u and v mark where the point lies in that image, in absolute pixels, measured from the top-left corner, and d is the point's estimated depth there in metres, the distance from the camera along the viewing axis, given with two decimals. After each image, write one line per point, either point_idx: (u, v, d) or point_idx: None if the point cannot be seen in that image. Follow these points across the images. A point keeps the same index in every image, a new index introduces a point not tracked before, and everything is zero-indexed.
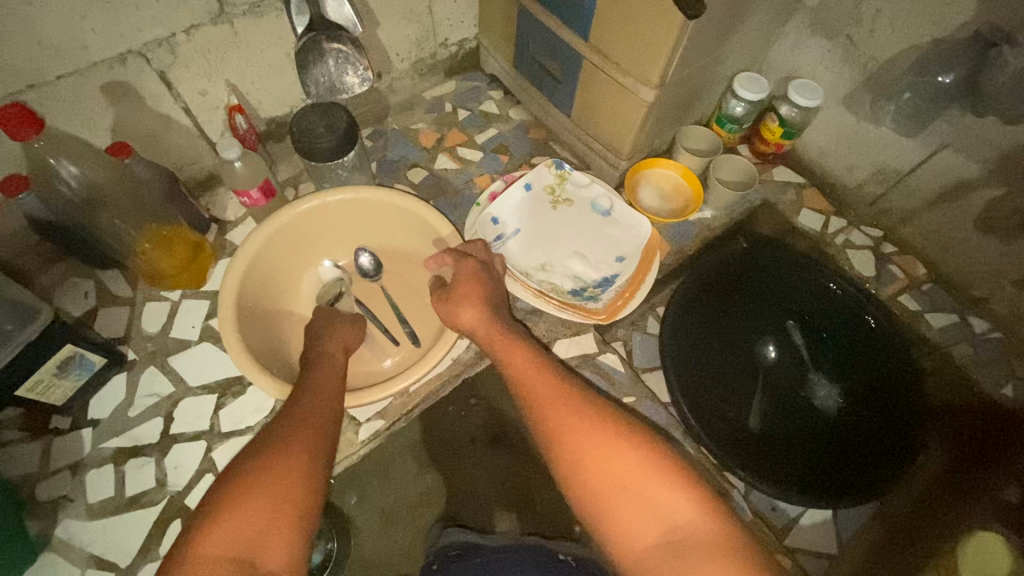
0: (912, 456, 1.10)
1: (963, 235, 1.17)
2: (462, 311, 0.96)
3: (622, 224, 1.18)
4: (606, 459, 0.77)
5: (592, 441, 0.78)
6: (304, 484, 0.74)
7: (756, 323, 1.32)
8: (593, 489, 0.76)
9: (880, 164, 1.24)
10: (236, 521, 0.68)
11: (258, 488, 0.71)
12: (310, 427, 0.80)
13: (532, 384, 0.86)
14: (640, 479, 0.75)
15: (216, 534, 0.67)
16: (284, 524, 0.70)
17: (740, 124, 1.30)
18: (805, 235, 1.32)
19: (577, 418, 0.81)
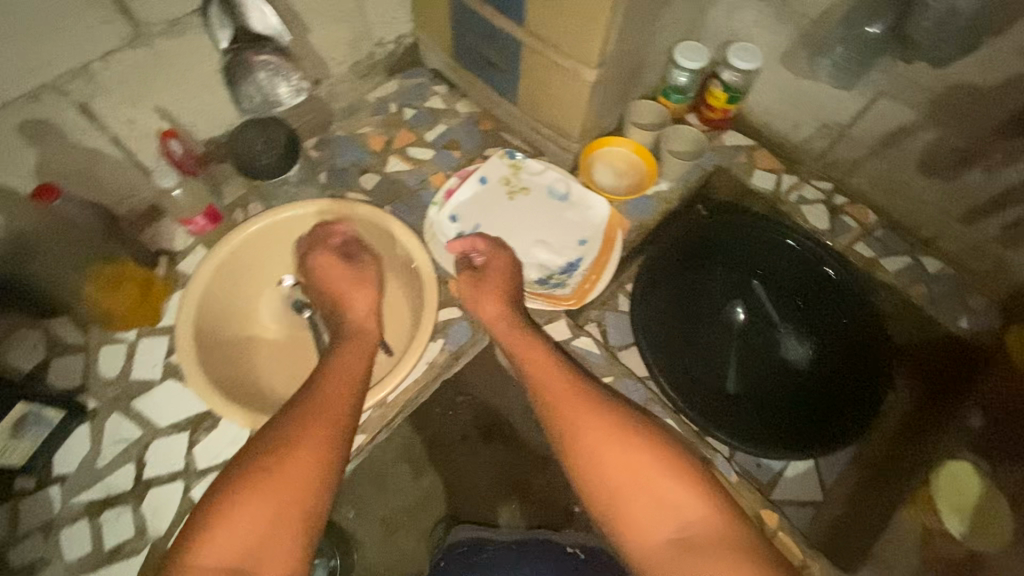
0: (878, 397, 1.16)
1: (908, 179, 1.21)
2: (483, 302, 0.98)
3: (581, 205, 1.18)
4: (619, 454, 0.75)
5: (605, 435, 0.77)
6: (307, 485, 0.73)
7: (720, 286, 1.32)
8: (606, 487, 0.75)
9: (825, 119, 1.26)
10: (234, 532, 0.68)
11: (258, 495, 0.70)
12: (326, 417, 0.79)
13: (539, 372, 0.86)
14: (656, 475, 0.74)
15: (215, 544, 0.68)
16: (283, 538, 0.69)
17: (686, 93, 1.30)
18: (761, 196, 1.34)
19: (588, 416, 0.79)
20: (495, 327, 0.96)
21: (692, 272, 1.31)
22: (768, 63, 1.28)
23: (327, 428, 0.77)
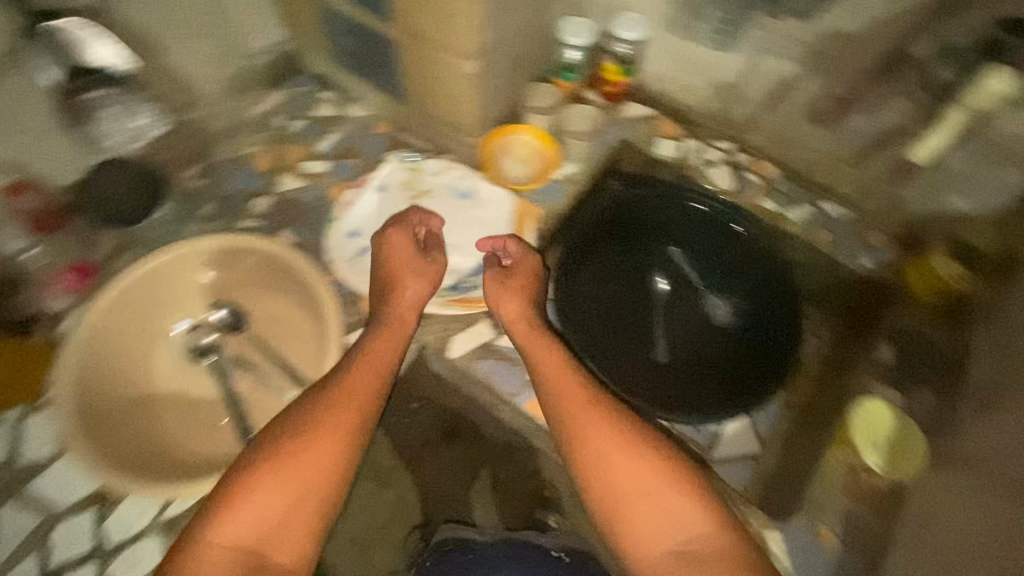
0: (795, 343, 1.19)
1: (798, 129, 1.23)
2: (506, 300, 1.02)
3: (488, 200, 1.17)
4: (625, 465, 0.84)
5: (614, 446, 0.85)
6: (323, 478, 0.82)
7: (640, 259, 1.33)
8: (609, 486, 0.83)
9: (716, 80, 1.27)
10: (257, 507, 0.78)
11: (278, 484, 0.80)
12: (343, 412, 0.85)
13: (545, 369, 0.94)
14: (658, 483, 0.83)
15: (233, 523, 0.77)
16: (296, 526, 0.79)
17: (578, 70, 1.30)
18: (667, 164, 1.34)
19: (604, 437, 0.85)
20: (514, 326, 1.00)
21: (608, 250, 1.30)
22: (653, 31, 1.28)
23: (342, 423, 0.85)
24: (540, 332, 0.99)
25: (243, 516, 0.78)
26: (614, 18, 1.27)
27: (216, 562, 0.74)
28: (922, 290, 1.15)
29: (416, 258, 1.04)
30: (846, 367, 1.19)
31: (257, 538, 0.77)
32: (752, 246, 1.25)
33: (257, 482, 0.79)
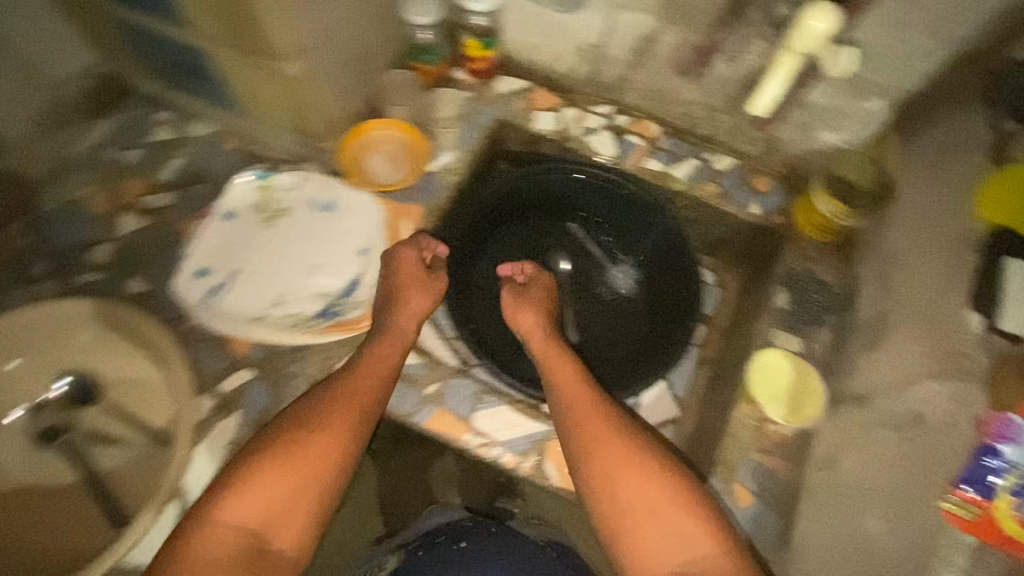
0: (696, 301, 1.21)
1: (670, 83, 1.18)
2: (524, 315, 1.04)
3: (354, 212, 1.07)
4: (631, 483, 0.82)
5: (622, 461, 0.83)
6: (320, 476, 0.80)
7: (539, 239, 1.30)
8: (616, 499, 0.82)
9: (580, 43, 1.20)
10: (257, 496, 0.77)
11: (281, 468, 0.78)
12: (350, 399, 0.86)
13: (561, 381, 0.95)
14: (663, 504, 0.80)
15: (235, 502, 0.76)
16: (299, 512, 0.78)
17: (437, 50, 1.21)
18: (549, 138, 1.28)
19: (619, 451, 0.85)
20: (533, 342, 1.02)
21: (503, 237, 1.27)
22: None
23: (348, 412, 0.85)
24: (559, 348, 1.00)
25: (243, 504, 0.76)
26: None
27: (220, 541, 0.74)
28: (809, 229, 1.14)
29: (421, 272, 1.00)
30: (745, 316, 1.22)
31: (256, 527, 0.76)
32: (643, 210, 1.24)
33: (256, 472, 0.78)
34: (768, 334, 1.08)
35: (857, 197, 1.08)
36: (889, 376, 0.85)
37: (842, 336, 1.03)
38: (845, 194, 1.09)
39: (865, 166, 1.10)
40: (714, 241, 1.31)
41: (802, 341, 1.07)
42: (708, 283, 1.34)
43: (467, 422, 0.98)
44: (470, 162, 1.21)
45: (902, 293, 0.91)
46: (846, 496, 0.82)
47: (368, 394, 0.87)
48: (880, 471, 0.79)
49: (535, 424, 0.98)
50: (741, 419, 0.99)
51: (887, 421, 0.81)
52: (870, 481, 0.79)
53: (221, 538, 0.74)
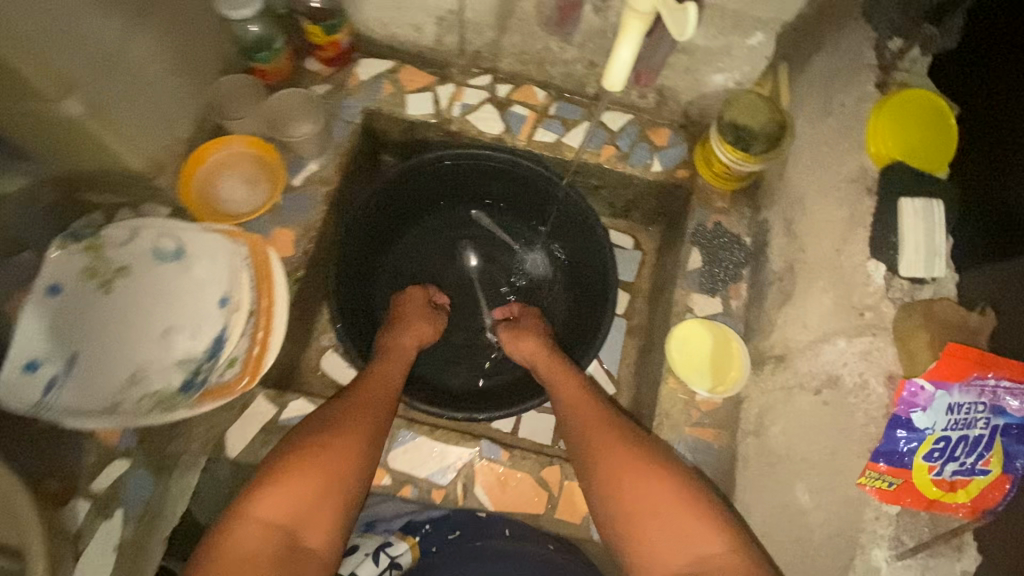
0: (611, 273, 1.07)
1: (543, 44, 1.06)
2: (522, 338, 1.03)
3: (206, 257, 0.90)
4: (640, 485, 0.77)
5: (627, 464, 0.79)
6: (347, 473, 0.75)
7: (439, 243, 1.23)
8: (623, 501, 0.77)
9: (436, 11, 1.05)
10: (287, 490, 0.71)
11: (304, 469, 0.73)
12: (365, 413, 0.82)
13: (564, 391, 0.93)
14: (670, 506, 0.75)
15: (264, 499, 0.71)
16: (327, 509, 0.73)
17: (271, 46, 1.02)
18: (426, 124, 1.14)
19: (622, 450, 0.81)
20: (534, 360, 1.00)
21: (399, 251, 1.21)
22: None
23: (369, 423, 0.81)
24: (561, 361, 0.98)
25: (273, 500, 0.71)
26: None
27: (251, 537, 0.68)
28: (712, 179, 1.09)
29: (421, 311, 1.06)
30: (665, 279, 1.16)
31: (284, 526, 0.70)
32: (537, 183, 1.12)
33: (286, 468, 0.73)
34: (685, 299, 1.03)
35: (755, 141, 0.99)
36: (804, 334, 0.82)
37: (758, 289, 1.00)
38: (739, 138, 1.00)
39: (761, 106, 1.00)
40: (624, 204, 1.25)
41: (721, 300, 1.03)
42: (628, 249, 1.29)
43: (383, 465, 0.89)
44: (341, 167, 1.07)
45: (809, 241, 0.87)
46: (778, 464, 0.80)
47: (383, 410, 0.84)
48: (804, 438, 0.76)
49: (459, 448, 0.91)
50: (670, 396, 0.96)
51: (808, 384, 0.77)
52: (797, 449, 0.77)
53: (249, 535, 0.69)
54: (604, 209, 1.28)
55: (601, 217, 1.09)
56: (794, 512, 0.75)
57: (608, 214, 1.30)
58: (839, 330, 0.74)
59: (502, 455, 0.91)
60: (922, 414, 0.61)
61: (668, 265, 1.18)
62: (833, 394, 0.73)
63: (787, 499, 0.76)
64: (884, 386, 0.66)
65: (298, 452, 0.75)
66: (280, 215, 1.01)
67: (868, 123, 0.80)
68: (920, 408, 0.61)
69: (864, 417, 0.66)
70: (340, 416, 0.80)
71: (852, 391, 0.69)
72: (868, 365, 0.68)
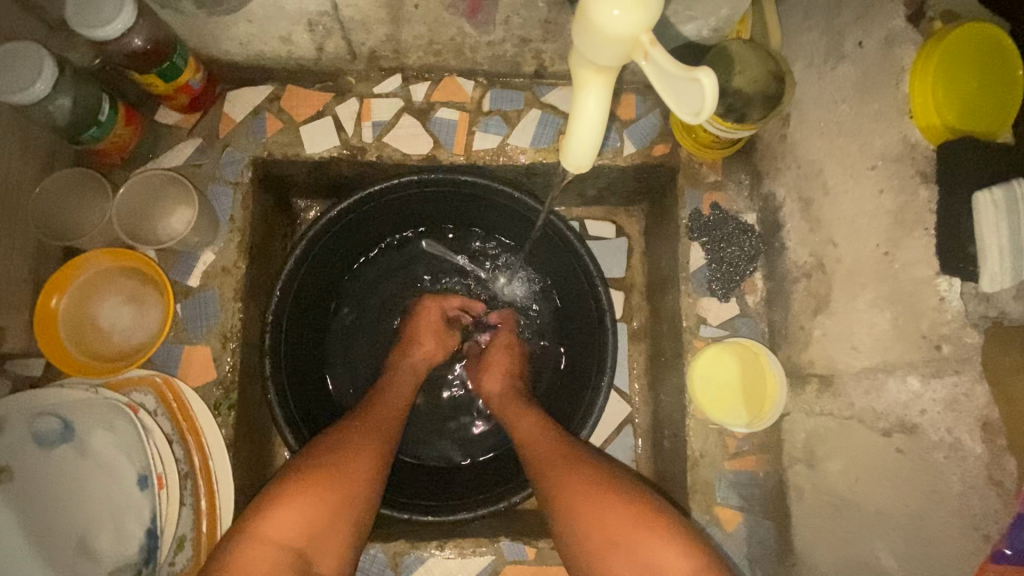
0: (602, 292, 0.88)
1: (456, 29, 0.80)
2: (487, 373, 0.90)
3: (101, 430, 0.69)
4: (597, 516, 0.66)
5: (583, 494, 0.67)
6: (364, 484, 0.68)
7: (387, 290, 1.01)
8: (577, 533, 0.66)
9: (303, 16, 0.77)
10: (294, 508, 0.63)
11: (315, 485, 0.65)
12: (376, 430, 0.74)
13: (521, 422, 0.80)
14: (631, 535, 0.64)
15: (278, 514, 0.63)
16: (339, 527, 0.65)
17: (101, 117, 0.75)
18: (336, 161, 0.89)
19: (571, 473, 0.69)
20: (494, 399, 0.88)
21: (345, 313, 1.00)
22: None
23: (384, 439, 0.73)
24: (525, 399, 0.85)
25: (280, 519, 0.63)
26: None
27: (262, 559, 0.61)
28: (699, 150, 0.88)
29: (440, 329, 0.93)
30: (662, 275, 0.98)
31: (295, 546, 0.62)
32: (487, 197, 0.90)
33: (291, 485, 0.65)
34: (695, 309, 0.86)
35: (750, 108, 0.78)
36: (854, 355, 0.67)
37: (778, 283, 0.83)
38: (731, 107, 0.78)
39: (746, 56, 0.77)
40: (597, 190, 1.03)
41: (737, 301, 0.86)
42: (611, 238, 1.08)
43: None
44: (245, 247, 0.84)
45: (841, 233, 0.69)
46: (844, 511, 0.68)
47: (396, 430, 0.76)
48: (877, 488, 0.64)
49: (478, 557, 0.79)
50: (699, 433, 0.82)
51: (875, 424, 0.64)
52: (867, 498, 0.65)
53: (261, 559, 0.61)
54: (574, 199, 1.07)
55: (574, 224, 0.89)
56: (875, 573, 0.64)
57: (579, 204, 1.08)
58: (908, 364, 0.60)
59: (528, 553, 0.79)
60: None
61: (661, 256, 0.99)
62: (909, 443, 0.60)
63: (863, 555, 0.66)
64: (982, 442, 0.54)
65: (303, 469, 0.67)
66: (187, 329, 0.81)
67: (915, 92, 0.62)
68: None
69: (960, 485, 0.55)
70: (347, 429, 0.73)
71: (938, 448, 0.57)
72: (956, 418, 0.56)
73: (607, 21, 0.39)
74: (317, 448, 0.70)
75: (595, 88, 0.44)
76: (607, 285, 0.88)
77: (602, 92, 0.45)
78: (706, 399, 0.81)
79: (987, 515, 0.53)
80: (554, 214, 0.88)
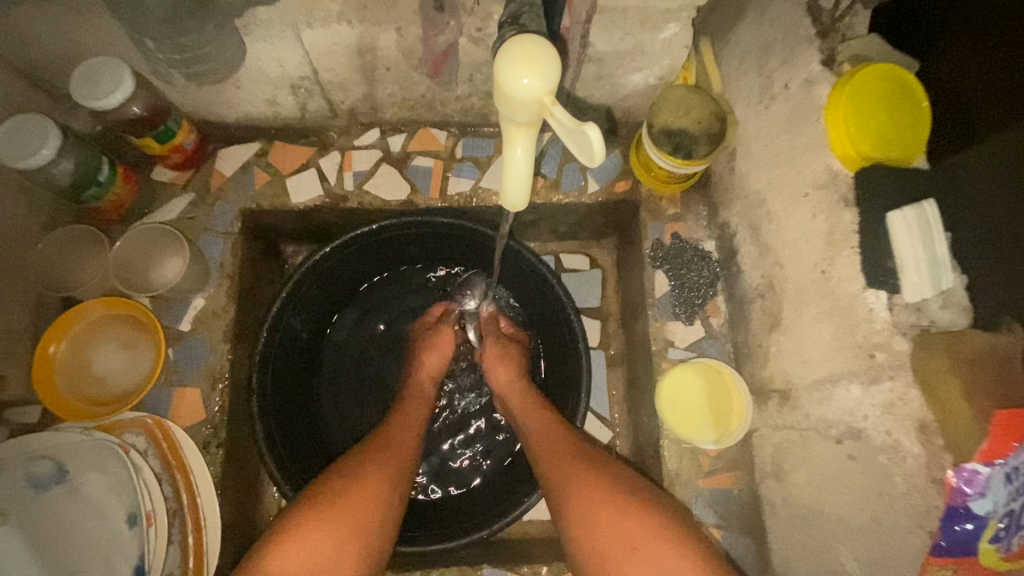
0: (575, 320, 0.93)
1: (426, 87, 0.88)
2: (496, 363, 0.91)
3: (95, 472, 0.73)
4: (618, 520, 0.67)
5: (600, 500, 0.69)
6: (378, 505, 0.70)
7: (371, 326, 1.06)
8: (592, 537, 0.67)
9: (286, 80, 0.85)
10: (300, 545, 0.65)
11: (324, 520, 0.67)
12: (393, 454, 0.76)
13: (537, 426, 0.81)
14: (648, 540, 0.65)
15: (284, 553, 0.64)
16: (349, 555, 0.67)
17: (100, 180, 0.82)
18: (319, 208, 0.95)
19: (587, 482, 0.71)
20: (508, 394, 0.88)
21: (331, 350, 1.04)
22: (145, 63, 0.79)
23: (396, 463, 0.75)
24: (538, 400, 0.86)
25: (289, 554, 0.64)
26: (93, 61, 0.75)
27: None
28: (659, 186, 0.95)
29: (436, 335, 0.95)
30: (633, 304, 1.03)
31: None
32: (462, 236, 0.95)
33: (298, 522, 0.67)
34: (662, 333, 0.91)
35: (697, 145, 0.84)
36: (805, 369, 0.71)
37: (737, 304, 0.87)
38: (679, 145, 0.85)
39: (690, 100, 0.86)
40: (569, 226, 1.09)
41: (701, 323, 0.91)
42: (586, 270, 1.14)
43: None
44: (235, 291, 0.89)
45: (786, 254, 0.74)
46: (813, 521, 0.70)
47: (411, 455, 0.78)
48: (837, 494, 0.66)
49: None
50: (673, 452, 0.85)
51: (829, 432, 0.67)
52: (829, 506, 0.67)
53: None
54: (548, 236, 1.12)
55: (545, 258, 0.94)
56: None
57: (554, 240, 1.14)
58: (847, 372, 0.64)
59: None
60: (982, 499, 0.49)
61: (631, 285, 1.04)
62: (858, 448, 0.63)
63: (830, 562, 0.67)
64: (919, 443, 0.56)
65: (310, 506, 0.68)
66: (178, 372, 0.85)
67: (827, 114, 0.66)
68: (979, 493, 0.49)
69: (904, 485, 0.57)
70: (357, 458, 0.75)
71: (881, 450, 0.60)
72: (894, 420, 0.59)
73: (516, 87, 0.42)
74: (327, 482, 0.72)
75: (520, 141, 0.46)
76: (579, 315, 0.93)
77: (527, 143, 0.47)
78: (675, 414, 0.84)
79: (929, 511, 0.54)
80: (525, 248, 0.94)
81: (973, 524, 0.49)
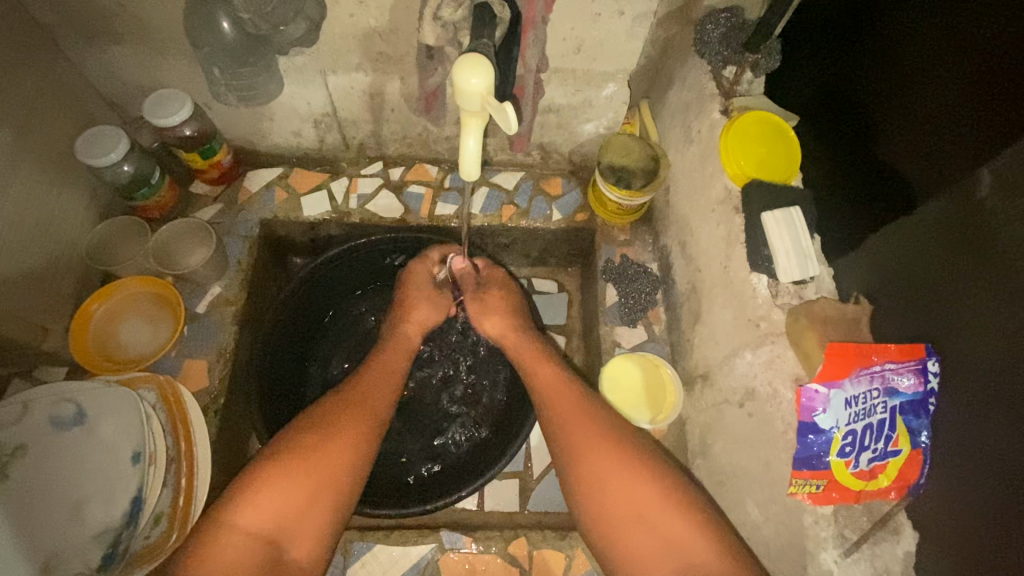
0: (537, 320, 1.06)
1: (422, 127, 1.10)
2: (490, 316, 0.96)
3: (110, 414, 0.83)
4: (623, 481, 0.73)
5: (612, 464, 0.75)
6: (348, 460, 0.75)
7: (359, 329, 1.19)
8: (605, 500, 0.73)
9: (311, 116, 1.07)
10: (270, 497, 0.70)
11: (293, 475, 0.72)
12: (365, 410, 0.80)
13: (541, 378, 0.87)
14: (657, 507, 0.71)
15: (252, 506, 0.69)
16: (317, 513, 0.72)
17: (150, 183, 1.00)
18: (325, 221, 1.13)
19: (598, 442, 0.77)
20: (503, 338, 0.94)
21: (320, 349, 1.17)
22: (208, 88, 1.00)
23: (367, 420, 0.80)
24: (534, 343, 0.93)
25: (258, 506, 0.69)
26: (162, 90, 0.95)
27: (232, 546, 0.67)
28: (610, 216, 1.13)
29: (430, 289, 1.00)
30: (591, 318, 1.17)
31: (269, 531, 0.69)
32: None
33: (267, 472, 0.72)
34: (611, 335, 1.05)
35: (635, 178, 1.05)
36: (718, 349, 0.85)
37: (673, 311, 1.03)
38: (621, 178, 1.05)
39: (632, 145, 1.07)
40: (538, 252, 1.26)
41: (643, 329, 1.05)
42: (554, 292, 1.28)
43: None
44: (247, 282, 1.05)
45: (702, 260, 0.91)
46: (728, 482, 0.81)
47: (383, 409, 0.82)
48: (742, 451, 0.78)
49: (421, 545, 0.90)
50: None
51: (734, 398, 0.80)
52: (739, 465, 0.79)
53: (232, 543, 0.67)
54: (522, 261, 1.29)
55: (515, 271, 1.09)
56: (752, 532, 0.75)
57: (527, 265, 1.30)
58: (743, 343, 0.78)
59: (465, 542, 0.90)
60: (826, 416, 0.65)
61: (589, 301, 1.19)
62: (753, 406, 0.76)
63: (742, 516, 0.77)
64: (790, 390, 0.70)
65: (279, 459, 0.73)
66: (188, 347, 0.99)
67: (720, 144, 0.87)
68: (821, 409, 0.65)
69: (782, 425, 0.70)
70: (327, 411, 0.79)
71: (767, 401, 0.73)
72: (774, 373, 0.72)
73: (467, 85, 0.58)
74: (295, 435, 0.76)
75: (472, 130, 0.62)
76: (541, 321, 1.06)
77: (477, 131, 0.63)
78: (618, 393, 0.95)
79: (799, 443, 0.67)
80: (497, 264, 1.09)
81: (820, 436, 0.65)
